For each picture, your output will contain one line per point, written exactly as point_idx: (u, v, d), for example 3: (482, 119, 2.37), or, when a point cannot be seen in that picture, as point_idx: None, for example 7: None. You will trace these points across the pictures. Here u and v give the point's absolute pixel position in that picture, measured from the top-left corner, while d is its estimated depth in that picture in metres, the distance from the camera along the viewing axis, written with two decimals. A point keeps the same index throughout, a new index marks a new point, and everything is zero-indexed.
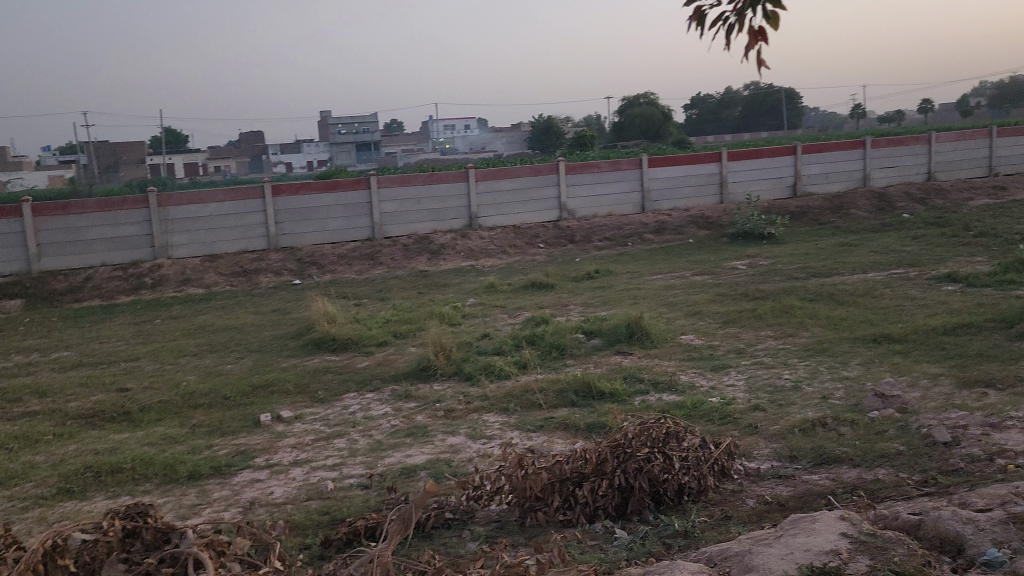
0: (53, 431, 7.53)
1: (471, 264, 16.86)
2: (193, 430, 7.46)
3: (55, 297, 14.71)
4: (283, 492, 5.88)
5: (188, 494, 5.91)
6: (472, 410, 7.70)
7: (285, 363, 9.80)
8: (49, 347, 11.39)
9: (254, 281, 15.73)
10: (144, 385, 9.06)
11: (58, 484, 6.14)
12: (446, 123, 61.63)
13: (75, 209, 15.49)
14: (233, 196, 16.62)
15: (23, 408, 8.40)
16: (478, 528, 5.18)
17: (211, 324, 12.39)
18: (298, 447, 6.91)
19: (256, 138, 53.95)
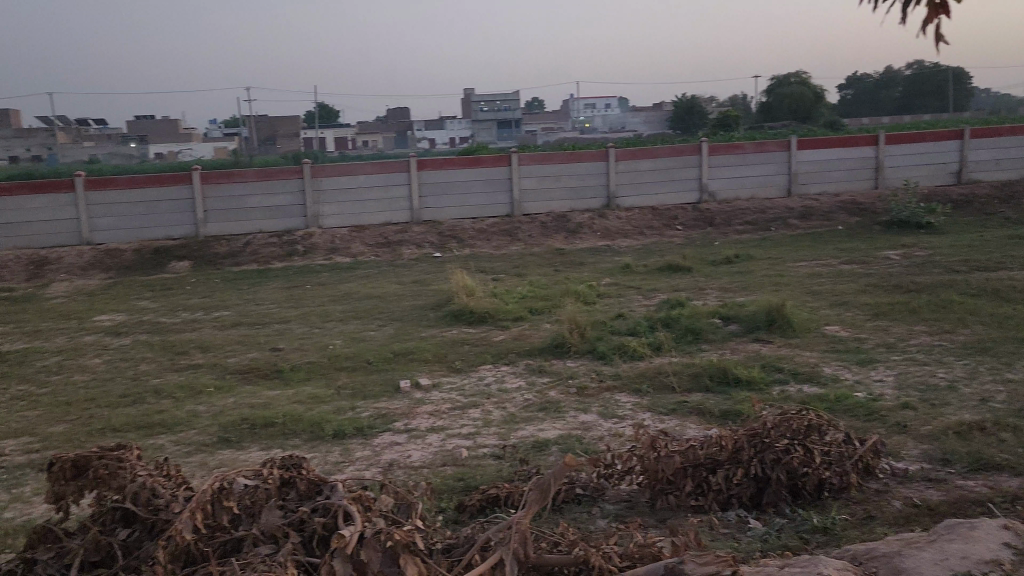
0: (214, 384, 8.13)
1: (607, 244, 16.78)
2: (338, 391, 7.86)
3: (217, 260, 15.76)
4: (420, 457, 6.10)
5: (333, 451, 6.22)
6: (604, 388, 7.70)
7: (424, 333, 10.12)
8: (211, 306, 12.24)
9: (397, 252, 16.27)
10: (293, 346, 9.60)
11: (218, 433, 6.62)
12: (587, 102, 61.39)
13: (238, 178, 16.53)
14: (381, 169, 17.23)
15: (189, 360, 9.10)
16: (608, 506, 5.18)
17: (355, 292, 12.94)
18: (435, 414, 7.14)
19: (402, 114, 55.56)
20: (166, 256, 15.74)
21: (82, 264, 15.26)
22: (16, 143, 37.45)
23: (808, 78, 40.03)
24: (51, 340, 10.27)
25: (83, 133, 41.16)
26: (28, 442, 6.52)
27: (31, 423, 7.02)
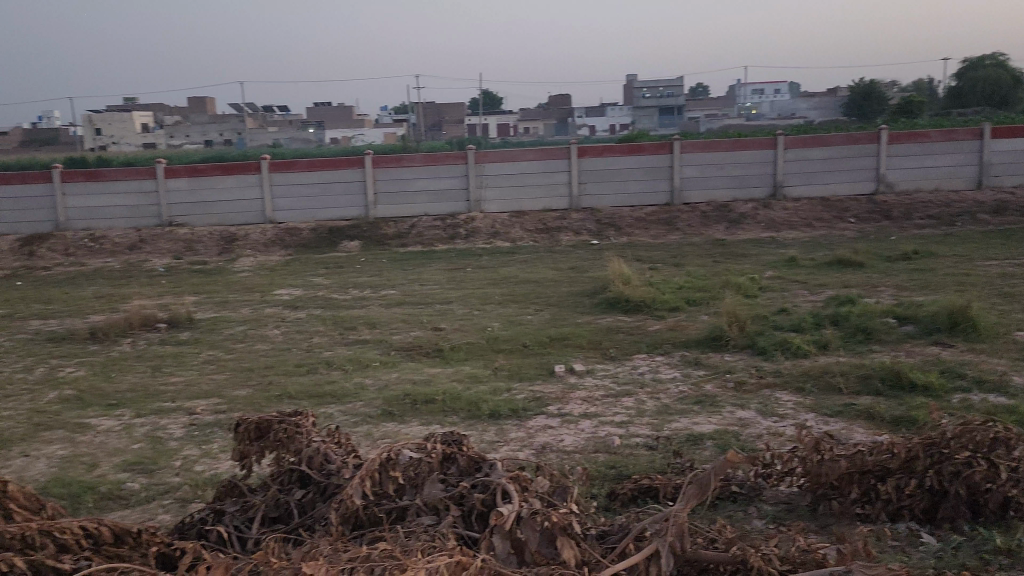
0: (380, 359, 8.53)
1: (771, 236, 16.14)
2: (495, 372, 8.04)
3: (385, 241, 16.49)
4: (573, 442, 6.14)
5: (488, 431, 6.38)
6: (764, 385, 7.44)
7: (579, 319, 10.16)
8: (378, 284, 12.84)
9: (555, 238, 16.39)
10: (453, 327, 9.91)
11: (382, 406, 6.94)
12: (755, 88, 59.16)
13: (406, 162, 17.18)
14: (542, 156, 17.39)
15: (357, 335, 9.61)
16: (766, 507, 5.01)
17: (513, 276, 13.17)
18: (588, 401, 7.16)
19: (564, 101, 55.74)
20: (339, 236, 16.62)
21: (265, 240, 16.39)
22: (212, 128, 40.69)
23: (1006, 61, 36.65)
24: (237, 310, 11.13)
25: (269, 119, 44.12)
26: (216, 403, 7.11)
27: (219, 385, 7.65)
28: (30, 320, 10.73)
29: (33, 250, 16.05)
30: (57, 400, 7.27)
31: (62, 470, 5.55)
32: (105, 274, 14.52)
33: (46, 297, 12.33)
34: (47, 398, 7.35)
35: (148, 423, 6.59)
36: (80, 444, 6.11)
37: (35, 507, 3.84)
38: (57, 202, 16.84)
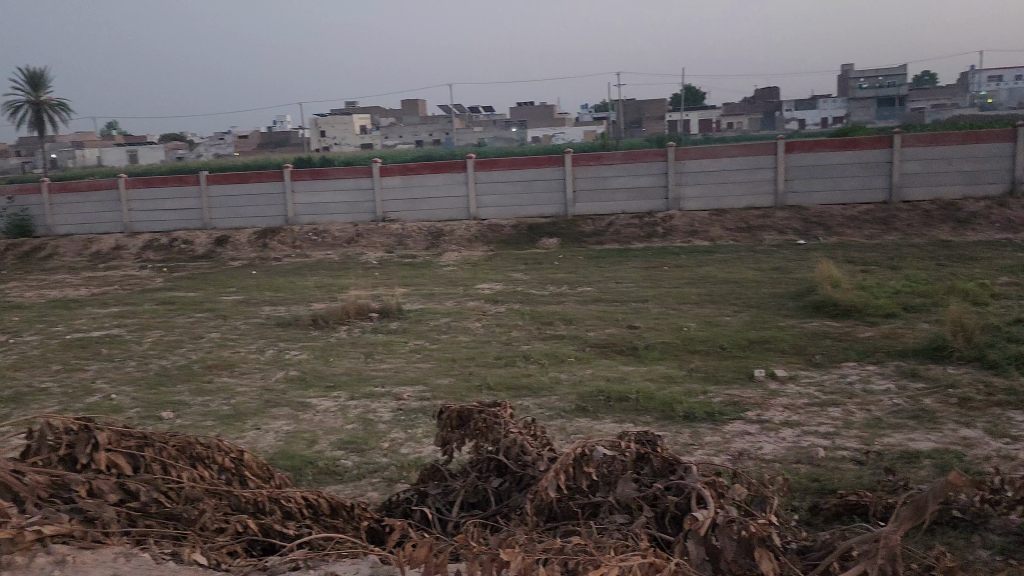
0: (575, 355, 8.63)
1: (1007, 238, 14.58)
2: (691, 373, 7.89)
3: (583, 238, 16.62)
4: (773, 450, 5.89)
5: (683, 433, 6.27)
6: (994, 403, 6.74)
7: (782, 322, 9.72)
8: (574, 281, 12.98)
9: (758, 237, 15.76)
10: (649, 325, 9.82)
11: (576, 402, 7.02)
12: (991, 74, 53.63)
13: (605, 160, 17.22)
14: (746, 152, 16.78)
15: (553, 331, 9.77)
16: (993, 537, 4.54)
17: (713, 276, 12.82)
18: (790, 408, 6.84)
19: (771, 94, 53.39)
20: (538, 233, 16.95)
21: (469, 236, 17.03)
22: (422, 129, 42.88)
23: None
24: (442, 302, 11.69)
25: (475, 119, 45.80)
26: (421, 390, 7.52)
27: (423, 374, 8.08)
28: (262, 306, 11.87)
29: (266, 242, 17.69)
30: (283, 380, 8.00)
31: (286, 444, 6.11)
32: (326, 265, 15.76)
33: (276, 286, 13.58)
34: (275, 377, 8.11)
35: (360, 405, 7.10)
36: (302, 420, 6.69)
37: (266, 476, 4.23)
38: (287, 199, 18.48)
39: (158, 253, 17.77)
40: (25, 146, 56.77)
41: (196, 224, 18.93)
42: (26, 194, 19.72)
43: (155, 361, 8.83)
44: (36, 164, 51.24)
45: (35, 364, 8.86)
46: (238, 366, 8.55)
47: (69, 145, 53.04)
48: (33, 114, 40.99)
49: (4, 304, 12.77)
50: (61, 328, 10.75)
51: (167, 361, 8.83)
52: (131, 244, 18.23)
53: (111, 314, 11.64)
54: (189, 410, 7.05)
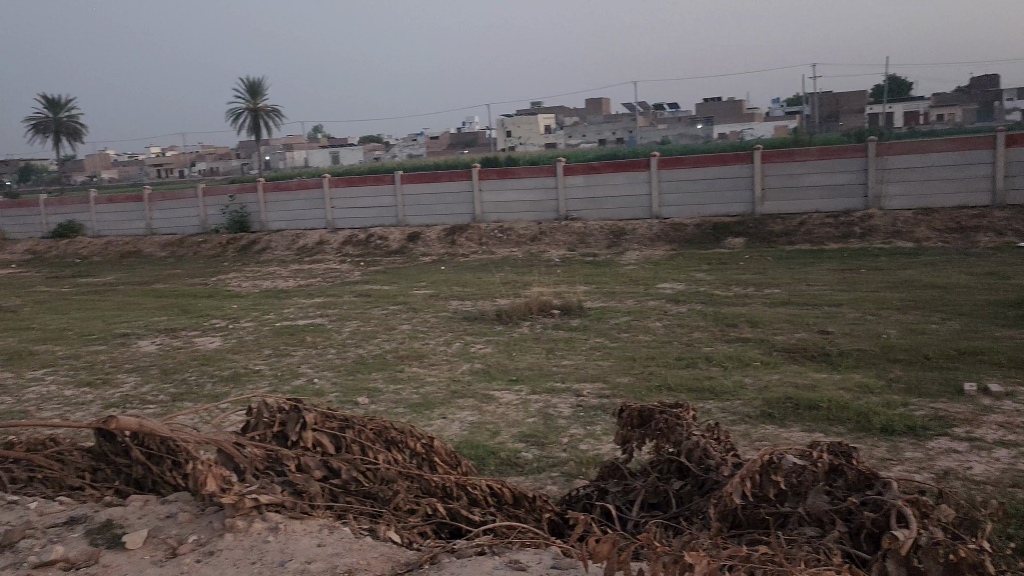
0: (761, 359, 8.32)
1: None
2: (890, 384, 7.37)
3: (772, 237, 15.96)
4: (984, 471, 5.39)
5: (880, 446, 5.88)
6: None
7: (999, 332, 8.85)
8: (762, 282, 12.48)
9: (971, 239, 14.43)
10: (843, 331, 9.27)
11: (761, 408, 6.77)
12: None
13: (798, 156, 16.44)
14: (959, 146, 15.39)
15: (739, 333, 9.47)
16: None
17: (918, 280, 11.89)
18: (1006, 427, 6.22)
19: (991, 82, 48.67)
20: (724, 232, 16.44)
21: (652, 235, 16.82)
22: (606, 127, 42.81)
23: None
24: (623, 301, 11.65)
25: (660, 116, 45.11)
26: (601, 388, 7.55)
27: (604, 371, 8.10)
28: (450, 300, 12.37)
29: (454, 239, 18.36)
30: (469, 372, 8.31)
31: (470, 433, 6.34)
32: (511, 262, 16.14)
33: (463, 281, 14.09)
34: (461, 369, 8.44)
35: (541, 400, 7.23)
36: (485, 412, 6.91)
37: (453, 462, 4.43)
38: (474, 198, 19.14)
39: (356, 248, 18.97)
40: (244, 149, 62.36)
41: (391, 221, 20.04)
42: (245, 193, 21.68)
43: (353, 350, 9.44)
44: (253, 166, 56.21)
45: (250, 348, 9.74)
46: (428, 357, 8.97)
47: (281, 148, 57.72)
48: (251, 120, 44.99)
49: (226, 293, 14.13)
50: (273, 316, 11.74)
51: (363, 350, 9.43)
52: (333, 239, 19.57)
53: (315, 305, 12.57)
54: (383, 396, 7.49)
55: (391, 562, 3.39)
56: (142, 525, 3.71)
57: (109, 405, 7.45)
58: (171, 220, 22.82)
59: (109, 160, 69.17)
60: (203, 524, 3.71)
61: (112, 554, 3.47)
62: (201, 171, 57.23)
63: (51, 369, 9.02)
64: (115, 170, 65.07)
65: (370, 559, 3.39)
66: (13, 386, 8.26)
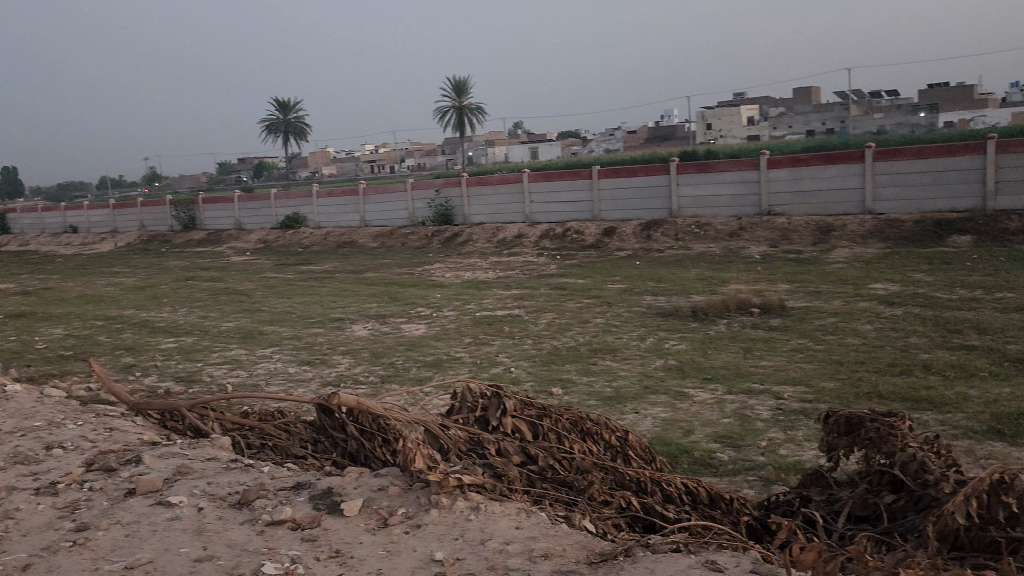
0: (990, 369, 7.56)
1: None
2: None
3: (1006, 236, 14.39)
4: None
5: None
6: None
7: None
8: (994, 286, 11.32)
9: None
10: None
11: (989, 423, 6.15)
12: None
13: None
14: None
15: (963, 340, 8.65)
16: None
17: None
18: None
19: None
20: (948, 229, 15.05)
21: (864, 232, 15.74)
22: (814, 117, 40.51)
23: None
24: (830, 302, 11.01)
25: (876, 104, 42.02)
26: (803, 392, 7.19)
27: (807, 374, 7.71)
28: (645, 295, 12.27)
29: (649, 234, 18.18)
30: (662, 368, 8.22)
31: (663, 430, 6.27)
32: (708, 258, 15.75)
33: (659, 276, 13.93)
34: (655, 365, 8.37)
35: (738, 400, 7.02)
36: (679, 410, 6.81)
37: (648, 458, 4.42)
38: (672, 192, 18.86)
39: (553, 242, 19.28)
40: (448, 144, 65.15)
41: (587, 216, 20.20)
42: (450, 187, 22.67)
43: (548, 341, 9.63)
44: (456, 161, 58.61)
45: (452, 335, 10.22)
46: (621, 352, 8.97)
47: (482, 144, 59.76)
48: (457, 117, 46.88)
49: (430, 282, 14.89)
50: (473, 306, 12.23)
51: (557, 342, 9.59)
52: (530, 233, 20.03)
53: (513, 296, 12.94)
54: (576, 388, 7.60)
55: (587, 551, 3.43)
56: (357, 495, 4.02)
57: (326, 382, 8.11)
58: (383, 213, 24.34)
59: (329, 158, 74.83)
60: (411, 498, 3.95)
61: (332, 518, 3.78)
62: (409, 167, 60.53)
63: (278, 348, 9.95)
64: (334, 166, 70.31)
65: (567, 546, 3.45)
66: (247, 362, 9.21)
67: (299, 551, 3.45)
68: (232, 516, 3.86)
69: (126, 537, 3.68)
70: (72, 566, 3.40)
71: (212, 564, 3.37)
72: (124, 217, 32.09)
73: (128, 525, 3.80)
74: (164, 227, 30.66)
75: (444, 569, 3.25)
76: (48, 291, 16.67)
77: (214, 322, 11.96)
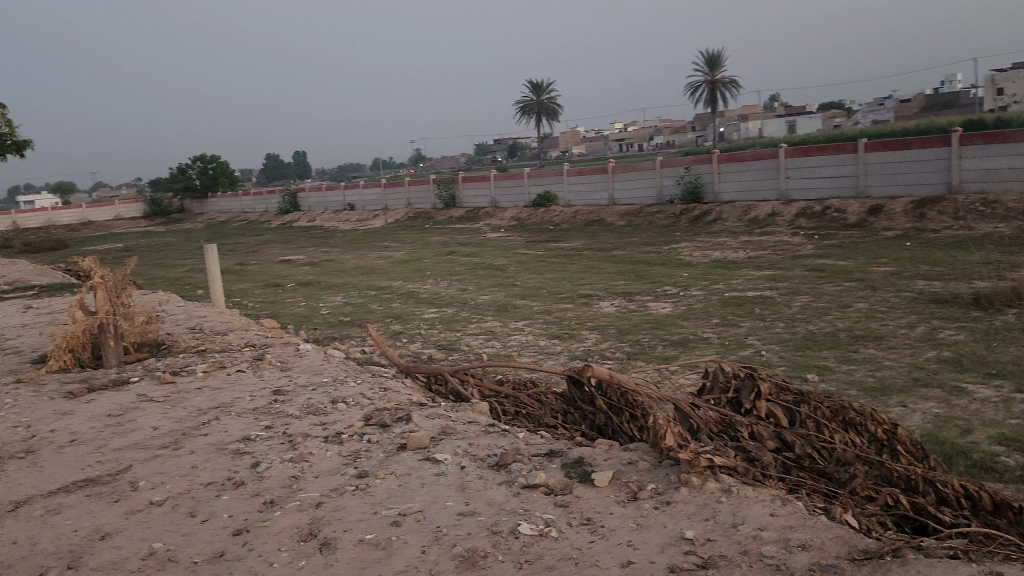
0: None
1: None
2: None
3: None
4: None
5: None
6: None
7: None
8: None
9: None
10: None
11: None
12: None
13: None
14: None
15: None
16: None
17: None
18: None
19: None
20: None
21: None
22: None
23: None
24: None
25: None
26: None
27: None
28: (916, 279, 11.22)
29: (923, 212, 16.55)
30: (935, 359, 7.50)
31: (936, 427, 5.73)
32: (994, 239, 14.03)
33: (933, 259, 12.66)
34: (926, 356, 7.65)
35: None
36: (955, 407, 6.18)
37: (920, 454, 4.07)
38: (952, 165, 17.03)
39: (810, 220, 18.21)
40: (699, 120, 63.53)
41: (851, 192, 18.85)
42: (700, 164, 22.16)
43: (804, 325, 9.15)
44: (707, 138, 57.01)
45: (700, 315, 10.04)
46: (887, 339, 8.30)
47: (735, 119, 57.64)
48: (709, 92, 45.60)
49: (678, 261, 14.70)
50: (722, 286, 11.90)
51: (813, 326, 9.07)
52: (786, 211, 19.06)
53: (765, 278, 12.41)
54: (834, 375, 7.16)
55: (847, 546, 3.23)
56: (608, 467, 4.11)
57: (575, 356, 8.33)
58: (631, 191, 24.35)
59: (579, 137, 76.04)
60: (660, 475, 3.96)
61: (583, 487, 3.90)
62: (658, 145, 59.94)
63: (529, 321, 10.36)
64: (583, 146, 71.34)
65: (826, 539, 3.28)
66: (501, 334, 9.68)
67: (552, 516, 3.59)
68: (492, 476, 4.11)
69: (399, 487, 4.05)
70: (355, 509, 3.81)
71: (474, 519, 3.61)
72: (394, 195, 34.91)
73: (401, 477, 4.18)
74: (427, 205, 32.94)
75: (694, 548, 3.23)
76: (331, 262, 18.59)
77: (471, 295, 12.70)
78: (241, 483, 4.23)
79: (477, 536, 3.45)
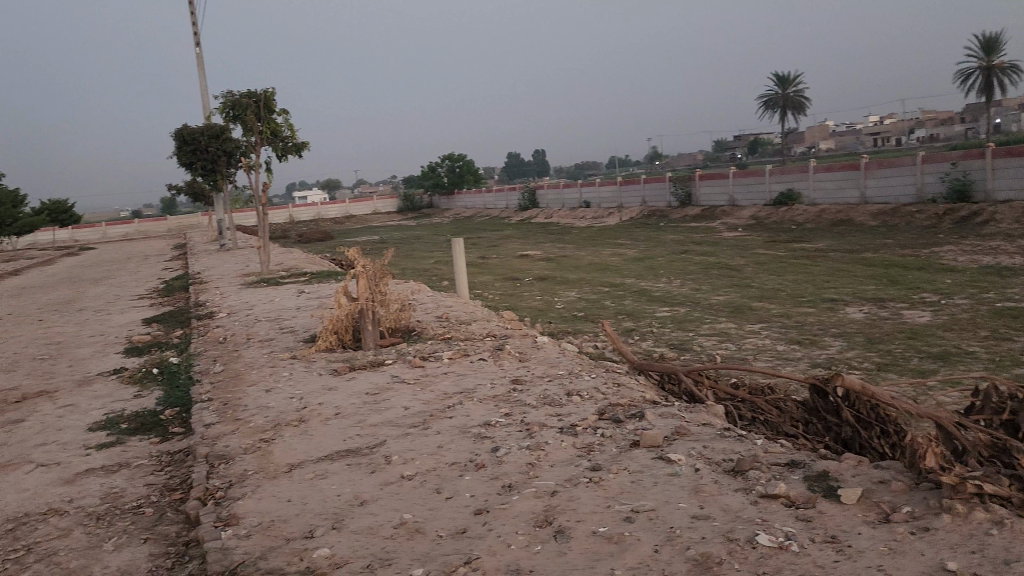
0: None
1: None
2: None
3: None
4: None
5: None
6: None
7: None
8: None
9: None
10: None
11: None
12: None
13: None
14: None
15: None
16: None
17: None
18: None
19: None
20: None
21: None
22: None
23: None
24: None
25: None
26: None
27: None
28: None
29: None
30: None
31: None
32: None
33: None
34: None
35: None
36: None
37: None
38: None
39: None
40: (968, 109, 57.33)
41: None
42: (970, 159, 20.03)
43: None
44: (979, 130, 51.25)
45: (964, 326, 9.07)
46: None
47: (1014, 109, 51.37)
48: (982, 78, 41.02)
49: (939, 266, 13.39)
50: (992, 295, 10.66)
51: None
52: None
53: None
54: None
55: None
56: (856, 484, 3.84)
57: (816, 364, 7.86)
58: (885, 188, 22.51)
59: (828, 132, 71.45)
60: (918, 498, 3.64)
61: (828, 503, 3.68)
62: (919, 139, 54.85)
63: (767, 324, 9.93)
64: (832, 141, 67.02)
65: None
66: (737, 336, 9.36)
67: (794, 529, 3.42)
68: (728, 481, 3.99)
69: (632, 483, 4.06)
70: (589, 500, 3.87)
71: (709, 523, 3.54)
72: (629, 193, 34.92)
73: (634, 473, 4.18)
74: (662, 203, 32.62)
75: None
76: (566, 258, 19.00)
77: (706, 295, 12.40)
78: (482, 466, 4.45)
79: (712, 541, 3.37)
